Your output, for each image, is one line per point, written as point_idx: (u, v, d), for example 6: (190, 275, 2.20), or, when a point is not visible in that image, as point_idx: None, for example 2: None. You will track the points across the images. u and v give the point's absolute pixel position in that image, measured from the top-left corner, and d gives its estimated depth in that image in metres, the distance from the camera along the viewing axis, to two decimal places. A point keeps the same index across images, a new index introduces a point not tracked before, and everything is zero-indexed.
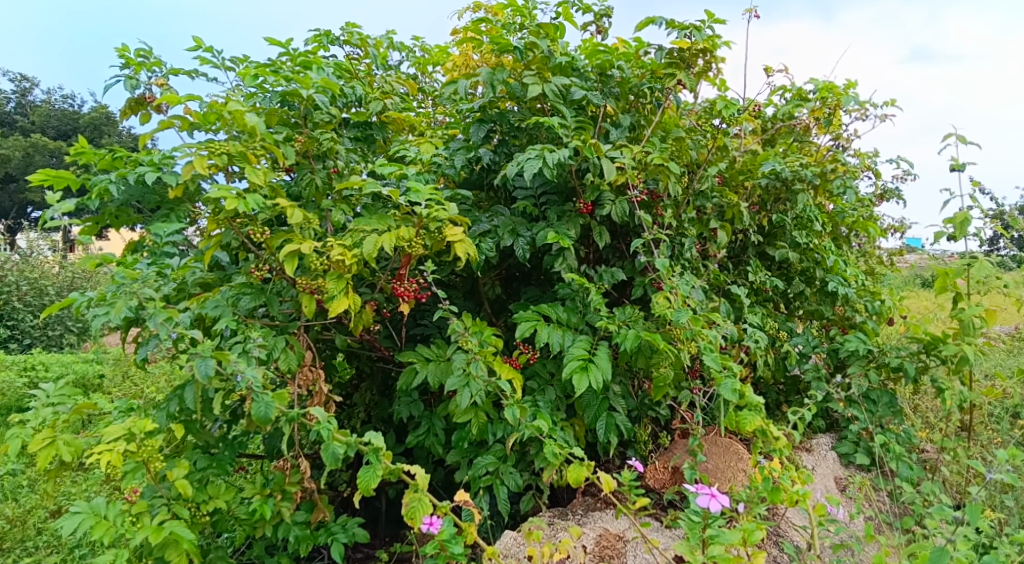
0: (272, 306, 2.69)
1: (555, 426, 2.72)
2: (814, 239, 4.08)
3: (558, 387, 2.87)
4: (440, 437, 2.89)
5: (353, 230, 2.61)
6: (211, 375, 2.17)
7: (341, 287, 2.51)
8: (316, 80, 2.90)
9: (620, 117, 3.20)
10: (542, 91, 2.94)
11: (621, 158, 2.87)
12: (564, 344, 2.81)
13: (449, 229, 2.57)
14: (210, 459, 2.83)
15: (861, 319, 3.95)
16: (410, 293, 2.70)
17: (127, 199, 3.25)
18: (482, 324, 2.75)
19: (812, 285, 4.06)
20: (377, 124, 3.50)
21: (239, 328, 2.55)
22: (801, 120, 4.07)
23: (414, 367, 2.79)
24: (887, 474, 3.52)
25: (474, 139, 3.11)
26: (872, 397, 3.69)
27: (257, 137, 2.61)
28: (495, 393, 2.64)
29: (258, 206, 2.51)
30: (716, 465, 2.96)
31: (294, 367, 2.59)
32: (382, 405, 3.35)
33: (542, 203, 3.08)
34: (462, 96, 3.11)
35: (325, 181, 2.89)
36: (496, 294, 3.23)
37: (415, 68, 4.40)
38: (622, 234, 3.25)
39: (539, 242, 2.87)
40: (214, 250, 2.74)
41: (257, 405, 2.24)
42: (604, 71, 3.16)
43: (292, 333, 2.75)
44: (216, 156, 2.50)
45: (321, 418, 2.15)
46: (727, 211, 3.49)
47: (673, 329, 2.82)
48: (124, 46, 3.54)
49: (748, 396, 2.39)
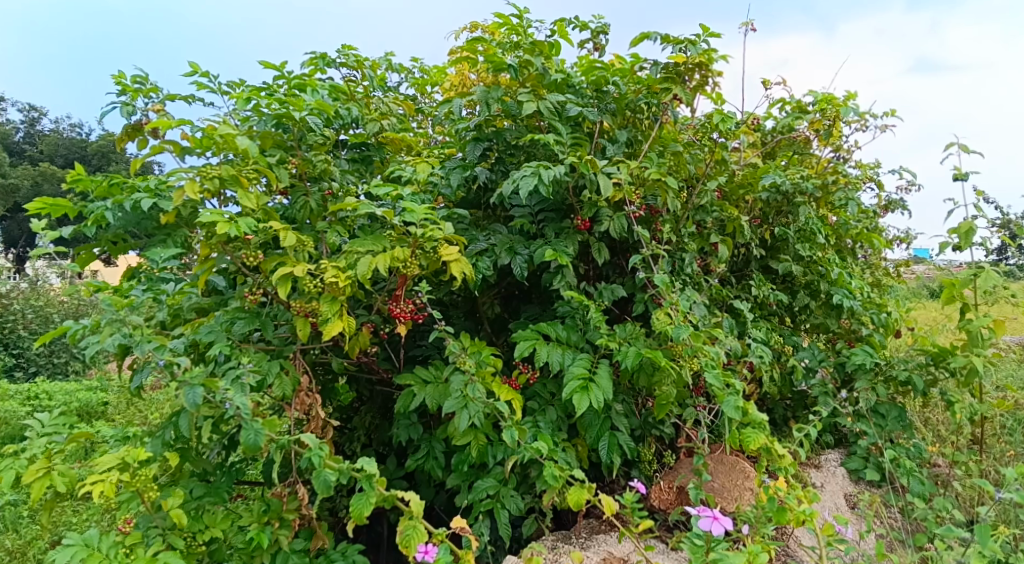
0: (267, 330, 2.66)
1: (557, 447, 2.66)
2: (817, 252, 4.04)
3: (559, 407, 2.81)
4: (440, 461, 2.84)
5: (348, 252, 2.59)
6: (198, 403, 2.14)
7: (335, 309, 2.47)
8: (310, 102, 2.89)
9: (616, 133, 3.17)
10: (537, 108, 2.93)
11: (618, 173, 2.83)
12: (564, 364, 2.77)
13: (445, 248, 2.55)
14: (207, 487, 2.78)
15: (868, 332, 3.89)
16: (406, 314, 2.66)
17: (123, 226, 3.23)
18: (480, 344, 2.71)
19: (817, 298, 4.02)
20: (375, 145, 3.51)
21: (233, 354, 2.51)
22: (801, 132, 4.04)
23: (412, 389, 2.75)
24: (899, 490, 3.44)
25: (470, 158, 3.09)
26: (881, 411, 3.62)
27: (250, 160, 2.60)
28: (493, 414, 2.59)
29: (250, 229, 2.49)
30: (722, 484, 2.89)
31: (289, 392, 2.55)
32: (383, 428, 3.30)
33: (539, 220, 3.06)
34: (457, 115, 3.09)
35: (320, 203, 2.87)
36: (495, 313, 3.19)
37: (414, 89, 4.41)
38: (622, 250, 3.21)
39: (537, 260, 2.83)
40: (208, 274, 2.71)
41: (246, 432, 2.18)
42: (600, 87, 3.15)
43: (288, 357, 2.71)
44: (208, 180, 2.48)
45: (313, 444, 2.11)
46: (728, 225, 3.45)
47: (674, 347, 2.77)
48: (121, 73, 3.57)
49: (751, 413, 2.33)
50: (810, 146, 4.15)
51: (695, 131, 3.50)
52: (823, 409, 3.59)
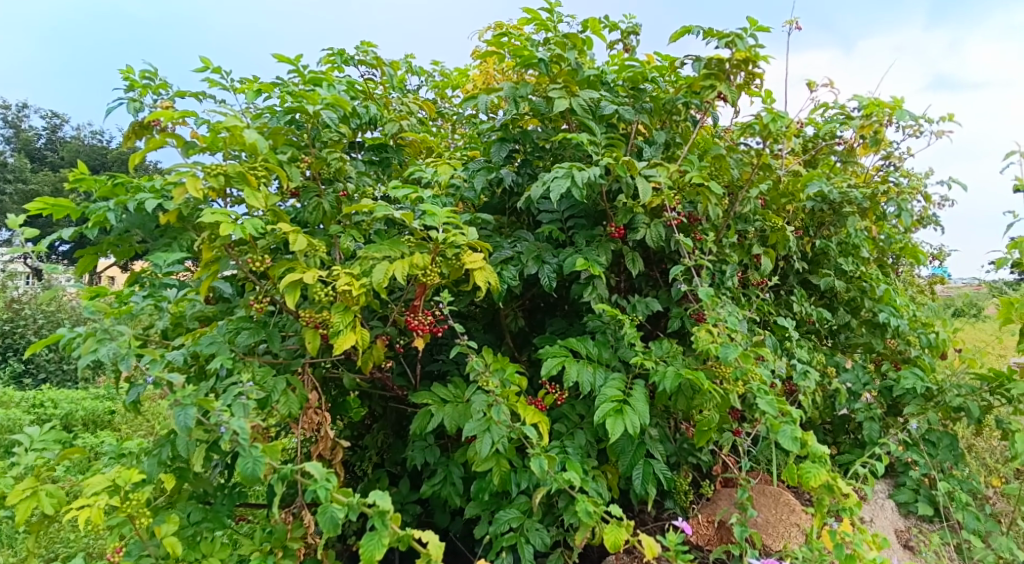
0: (274, 342, 2.43)
1: (587, 476, 2.42)
2: (861, 267, 3.80)
3: (589, 431, 2.58)
4: (458, 487, 2.60)
5: (363, 258, 2.37)
6: (190, 426, 1.94)
7: (348, 320, 2.25)
8: (325, 95, 2.68)
9: (654, 134, 2.95)
10: (569, 106, 2.72)
11: (658, 177, 2.60)
12: (596, 384, 2.53)
13: (468, 255, 2.33)
14: (206, 512, 2.55)
15: (917, 354, 3.63)
16: (425, 327, 2.44)
17: (128, 228, 3.04)
18: (504, 361, 2.48)
19: (859, 315, 3.81)
20: (394, 146, 3.32)
21: (235, 368, 2.30)
22: (844, 139, 3.80)
23: (429, 409, 2.52)
24: (955, 527, 3.15)
25: (495, 159, 2.86)
26: (931, 439, 3.28)
27: (259, 158, 2.39)
28: (519, 439, 2.35)
29: (257, 232, 2.27)
30: (768, 518, 2.65)
31: (295, 410, 2.33)
32: (396, 448, 3.07)
33: (569, 227, 2.83)
34: (482, 113, 2.89)
35: (333, 206, 2.66)
36: (519, 327, 2.96)
37: (434, 92, 4.24)
38: (657, 261, 2.99)
39: (567, 270, 2.61)
40: (210, 280, 2.50)
41: (245, 459, 1.95)
42: (636, 85, 2.94)
43: (296, 372, 2.49)
44: (212, 177, 2.27)
45: (318, 476, 1.88)
46: (772, 236, 3.21)
47: (716, 367, 2.53)
48: (128, 67, 3.43)
49: (809, 445, 2.08)
50: (854, 154, 3.90)
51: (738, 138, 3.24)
52: (871, 436, 3.32)
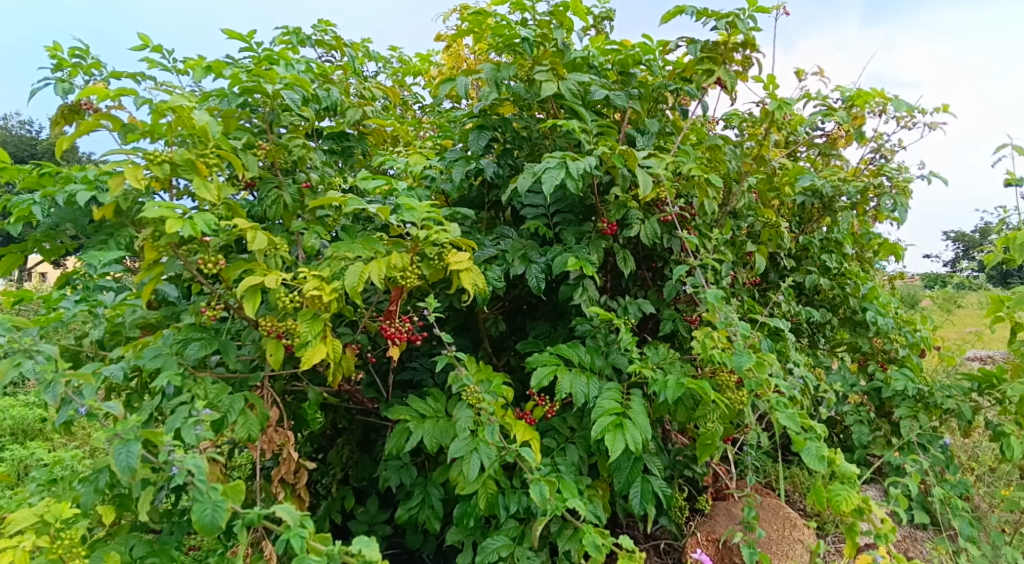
0: (228, 354, 2.12)
1: (583, 496, 2.20)
2: (844, 263, 3.68)
3: (581, 445, 2.37)
4: (438, 510, 2.35)
5: (331, 258, 2.09)
6: (135, 465, 1.63)
7: (317, 330, 1.96)
8: (284, 73, 2.37)
9: (646, 122, 2.75)
10: (557, 90, 2.49)
11: (656, 168, 2.40)
12: (590, 395, 2.31)
13: (452, 254, 2.08)
14: (150, 544, 2.19)
15: (904, 353, 3.49)
16: (402, 335, 2.17)
17: (56, 224, 2.67)
18: (490, 372, 2.24)
19: (839, 313, 3.70)
20: (356, 135, 3.02)
21: (185, 385, 1.99)
22: (827, 130, 3.68)
23: (406, 426, 2.26)
24: (949, 534, 3.05)
25: (474, 148, 2.62)
26: (922, 442, 3.20)
27: (210, 143, 2.06)
28: (510, 460, 2.11)
29: (209, 228, 1.95)
30: (771, 530, 2.50)
31: (256, 433, 2.03)
32: (364, 464, 2.79)
33: (555, 223, 2.60)
34: (461, 98, 2.58)
35: (296, 199, 2.34)
36: (500, 331, 2.71)
37: (394, 78, 3.97)
38: (647, 258, 2.79)
39: (557, 270, 2.38)
40: (154, 283, 2.15)
41: (201, 504, 1.64)
42: (626, 69, 2.74)
43: (254, 387, 2.20)
44: (155, 165, 1.94)
45: (292, 522, 1.61)
46: (767, 231, 3.10)
47: (720, 375, 2.35)
48: (56, 44, 3.08)
49: (835, 464, 1.93)
50: (836, 146, 3.78)
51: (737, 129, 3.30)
52: (863, 440, 3.20)
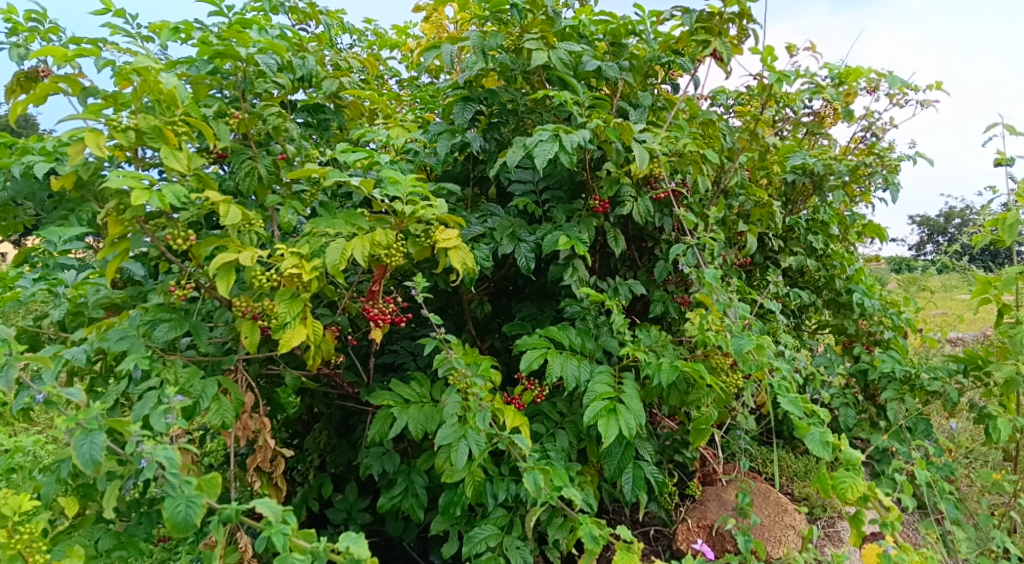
0: (200, 337, 1.97)
1: (575, 484, 2.12)
2: (830, 245, 3.65)
3: (571, 430, 2.29)
4: (422, 498, 2.25)
5: (310, 235, 1.96)
6: (99, 458, 1.50)
7: (296, 311, 1.82)
8: (257, 36, 2.21)
9: (638, 95, 2.67)
10: (548, 59, 2.37)
11: (651, 142, 2.33)
12: (581, 379, 2.22)
13: (440, 231, 1.97)
14: (118, 537, 2.05)
15: (891, 336, 3.47)
16: (385, 316, 2.06)
17: (12, 198, 2.49)
18: (478, 355, 2.14)
19: (824, 295, 3.67)
20: (334, 108, 2.88)
21: (154, 370, 1.84)
22: (814, 108, 3.62)
23: (390, 411, 2.15)
24: (935, 515, 3.04)
25: (459, 121, 2.50)
26: (907, 424, 3.20)
27: (178, 110, 1.89)
28: (500, 447, 2.02)
29: (180, 202, 1.75)
30: (764, 516, 2.48)
31: (230, 420, 1.90)
32: (341, 450, 2.68)
33: (544, 200, 2.50)
34: (446, 67, 2.45)
35: (270, 170, 2.18)
36: (485, 312, 2.61)
37: (371, 51, 3.82)
38: (637, 238, 2.72)
39: (548, 248, 2.28)
40: (119, 260, 1.99)
41: (174, 500, 1.52)
42: (617, 40, 2.64)
43: (228, 371, 2.06)
44: (119, 133, 1.76)
45: (274, 517, 1.49)
46: (758, 211, 3.03)
47: (715, 357, 2.29)
48: (10, 6, 2.88)
49: (839, 451, 1.88)
50: (823, 125, 3.73)
51: (727, 107, 3.24)
52: (850, 423, 3.17)
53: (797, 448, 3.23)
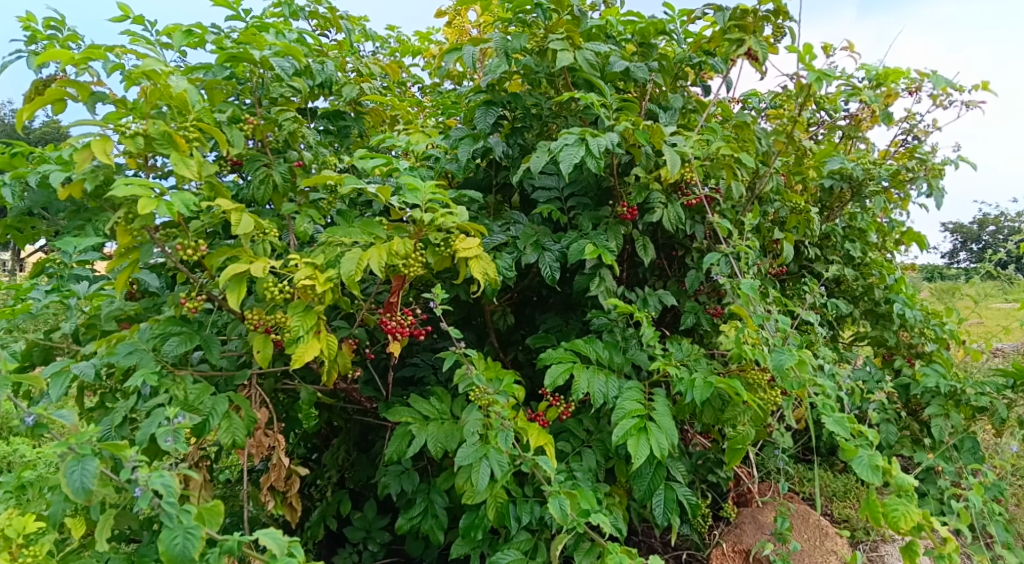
0: (211, 351, 1.89)
1: (603, 507, 2.01)
2: (868, 253, 3.49)
3: (598, 449, 2.18)
4: (442, 520, 2.15)
5: (325, 244, 1.87)
6: (92, 487, 1.41)
7: (310, 324, 1.73)
8: (273, 40, 2.15)
9: (669, 97, 2.57)
10: (573, 60, 2.28)
11: (683, 146, 2.22)
12: (609, 395, 2.10)
13: (460, 240, 1.88)
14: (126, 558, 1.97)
15: (934, 348, 3.30)
16: (404, 329, 1.96)
17: (28, 207, 2.44)
18: (500, 370, 2.04)
19: (861, 305, 3.52)
20: (354, 114, 2.82)
21: (162, 386, 1.77)
22: (850, 111, 3.48)
23: (408, 428, 2.05)
24: (984, 539, 2.86)
25: (481, 125, 2.41)
26: (953, 442, 3.02)
27: (190, 115, 1.82)
28: (524, 469, 1.91)
29: (190, 210, 1.68)
30: (804, 541, 2.35)
31: (241, 439, 1.81)
32: (360, 466, 2.59)
33: (570, 207, 2.40)
34: (468, 69, 2.36)
35: (285, 178, 2.10)
36: (508, 324, 2.51)
37: (393, 57, 3.76)
38: (667, 246, 2.60)
39: (573, 257, 2.17)
40: (129, 271, 1.92)
41: (174, 529, 1.43)
42: (646, 40, 2.54)
43: (241, 386, 1.98)
44: (128, 139, 1.69)
45: (279, 550, 1.40)
46: (794, 218, 2.90)
47: (751, 373, 2.16)
48: (31, 14, 2.86)
49: (890, 476, 1.75)
50: (860, 128, 3.58)
51: (760, 110, 3.12)
52: (892, 440, 2.98)
53: (836, 466, 3.12)
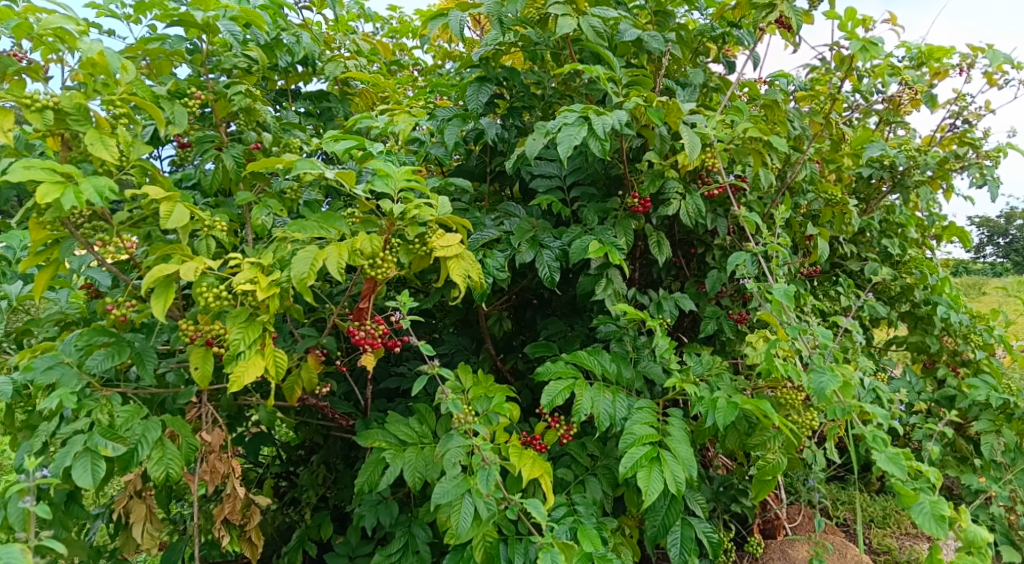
0: (147, 365, 1.62)
1: (609, 549, 1.72)
2: (908, 249, 3.15)
3: (605, 478, 1.89)
4: (424, 557, 1.86)
5: (279, 241, 1.59)
6: None
7: (252, 338, 1.45)
8: (227, 2, 1.85)
9: (689, 72, 2.27)
10: (577, 27, 1.96)
11: (704, 127, 1.91)
12: (616, 416, 1.80)
13: (438, 237, 1.58)
14: None
15: (982, 356, 2.96)
16: (374, 340, 1.68)
17: None
18: (489, 388, 1.74)
19: (900, 306, 3.18)
20: (337, 94, 2.53)
21: (81, 410, 1.49)
22: (890, 92, 3.14)
23: (382, 454, 1.77)
24: None
25: (472, 104, 2.11)
26: (1005, 462, 2.69)
27: (116, 85, 1.53)
28: (513, 508, 1.61)
29: (107, 199, 1.39)
30: None
31: (178, 471, 1.53)
32: (341, 488, 2.32)
33: (573, 198, 2.10)
34: (457, 39, 2.05)
35: (240, 163, 1.82)
36: (504, 330, 2.22)
37: (389, 35, 3.46)
38: (685, 242, 2.30)
39: (576, 256, 1.87)
40: (53, 271, 1.64)
41: None
42: (663, 7, 2.23)
43: (188, 405, 1.71)
44: (32, 114, 1.40)
45: None
46: (828, 210, 2.59)
47: (784, 392, 1.86)
48: None
49: (957, 528, 1.45)
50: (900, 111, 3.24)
51: (790, 90, 2.78)
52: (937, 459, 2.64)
53: (872, 486, 2.80)
